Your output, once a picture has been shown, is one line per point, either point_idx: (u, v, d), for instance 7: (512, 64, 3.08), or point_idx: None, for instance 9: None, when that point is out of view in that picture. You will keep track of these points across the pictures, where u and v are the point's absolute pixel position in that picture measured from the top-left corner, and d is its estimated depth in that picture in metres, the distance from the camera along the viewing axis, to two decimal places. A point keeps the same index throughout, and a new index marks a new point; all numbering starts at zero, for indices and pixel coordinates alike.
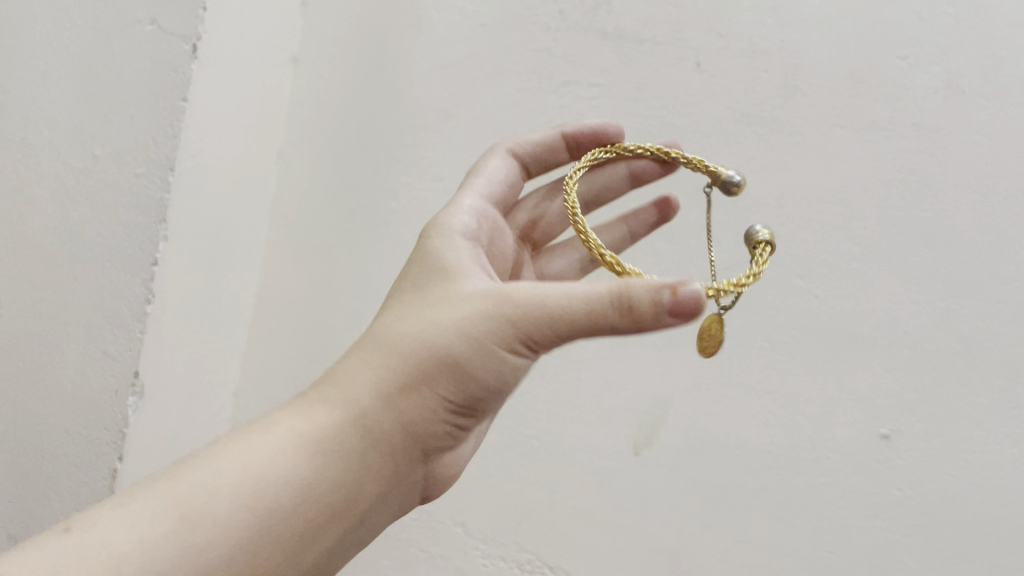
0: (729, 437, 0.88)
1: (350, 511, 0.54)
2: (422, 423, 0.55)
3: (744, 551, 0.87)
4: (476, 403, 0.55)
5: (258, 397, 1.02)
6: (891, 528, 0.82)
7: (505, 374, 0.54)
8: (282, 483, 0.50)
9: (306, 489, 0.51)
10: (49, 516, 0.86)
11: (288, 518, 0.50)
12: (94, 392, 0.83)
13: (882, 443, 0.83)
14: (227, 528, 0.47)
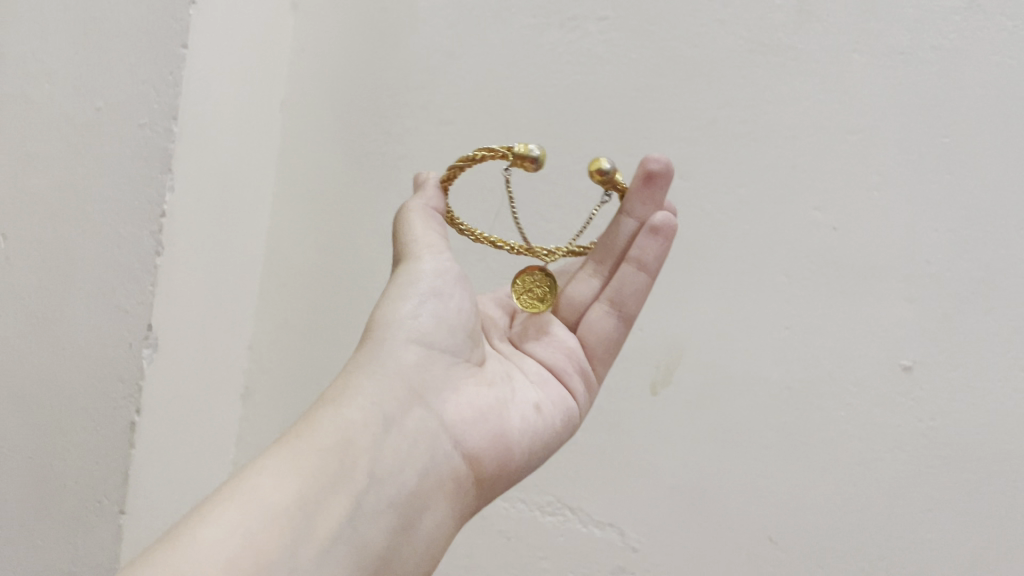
0: (748, 373, 0.87)
1: (354, 461, 0.52)
2: (387, 371, 0.57)
3: (764, 487, 0.86)
4: (423, 325, 0.60)
5: (274, 351, 1.02)
6: (914, 459, 0.82)
7: (426, 283, 0.62)
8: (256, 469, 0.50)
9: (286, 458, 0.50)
10: (66, 473, 0.86)
11: (278, 485, 0.49)
12: (109, 346, 0.83)
13: (903, 374, 0.82)
14: (210, 528, 0.45)
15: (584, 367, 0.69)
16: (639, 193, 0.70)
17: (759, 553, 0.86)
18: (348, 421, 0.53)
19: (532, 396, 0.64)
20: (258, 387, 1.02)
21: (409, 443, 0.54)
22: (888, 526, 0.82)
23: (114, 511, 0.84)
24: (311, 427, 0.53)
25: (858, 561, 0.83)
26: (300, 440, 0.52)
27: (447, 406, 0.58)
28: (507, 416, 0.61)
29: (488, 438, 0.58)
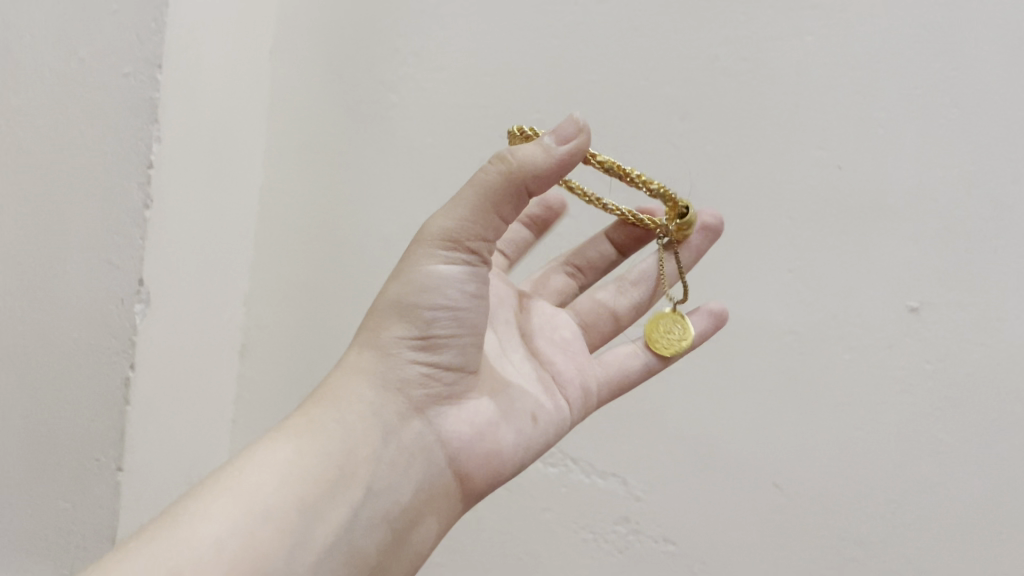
0: (752, 318, 0.85)
1: (348, 478, 0.54)
2: (389, 381, 0.58)
3: (769, 433, 0.85)
4: (434, 336, 0.58)
5: (269, 305, 1.00)
6: (920, 402, 0.80)
7: (449, 291, 0.58)
8: (256, 467, 0.53)
9: (284, 467, 0.53)
10: (61, 431, 0.85)
11: (275, 495, 0.51)
12: (101, 301, 0.82)
13: (910, 316, 0.80)
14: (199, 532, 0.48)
15: (589, 382, 0.68)
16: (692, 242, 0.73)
17: (763, 500, 0.85)
18: (348, 432, 0.56)
19: (533, 408, 0.64)
20: (256, 344, 1.01)
21: (405, 459, 0.57)
22: (894, 470, 0.81)
23: (112, 468, 0.83)
24: (313, 433, 0.55)
25: (862, 505, 0.82)
26: (301, 443, 0.55)
27: (444, 420, 0.60)
28: (504, 436, 0.62)
29: (481, 454, 0.60)
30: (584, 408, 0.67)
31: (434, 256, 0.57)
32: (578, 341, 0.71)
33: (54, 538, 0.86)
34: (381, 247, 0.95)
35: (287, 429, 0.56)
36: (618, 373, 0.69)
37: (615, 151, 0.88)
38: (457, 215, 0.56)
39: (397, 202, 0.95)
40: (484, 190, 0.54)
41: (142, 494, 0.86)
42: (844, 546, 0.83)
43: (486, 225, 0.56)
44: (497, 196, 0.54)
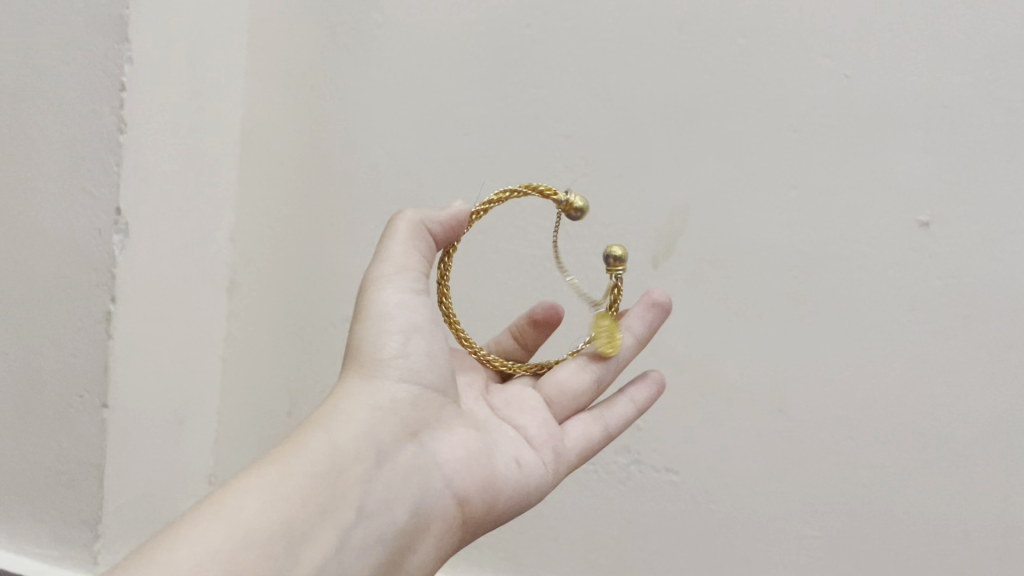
0: (756, 239, 0.81)
1: (342, 497, 0.52)
2: (379, 403, 0.57)
3: (775, 358, 0.82)
4: (412, 361, 0.59)
5: (256, 240, 0.95)
6: (930, 321, 0.78)
7: (410, 317, 0.60)
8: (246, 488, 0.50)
9: (275, 484, 0.50)
10: (43, 369, 0.82)
11: (266, 512, 0.49)
12: (79, 234, 0.79)
13: (920, 231, 0.77)
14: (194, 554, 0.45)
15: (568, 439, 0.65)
16: (646, 317, 0.70)
17: (769, 426, 0.83)
18: (339, 451, 0.54)
19: (516, 450, 0.62)
20: (246, 281, 0.96)
21: (398, 483, 0.55)
22: (903, 391, 0.79)
23: (97, 405, 0.81)
24: (301, 455, 0.53)
25: (868, 428, 0.80)
26: (291, 465, 0.52)
27: (435, 450, 0.58)
28: (495, 463, 0.60)
29: (474, 485, 0.58)
30: (560, 466, 0.64)
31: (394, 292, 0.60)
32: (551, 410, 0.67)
33: (42, 478, 0.84)
34: (368, 175, 0.91)
35: (274, 455, 0.53)
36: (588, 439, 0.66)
37: (612, 65, 0.83)
38: (388, 254, 0.62)
39: (382, 129, 0.90)
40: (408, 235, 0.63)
41: (130, 433, 0.85)
42: (852, 470, 0.81)
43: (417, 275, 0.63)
44: (417, 249, 0.63)
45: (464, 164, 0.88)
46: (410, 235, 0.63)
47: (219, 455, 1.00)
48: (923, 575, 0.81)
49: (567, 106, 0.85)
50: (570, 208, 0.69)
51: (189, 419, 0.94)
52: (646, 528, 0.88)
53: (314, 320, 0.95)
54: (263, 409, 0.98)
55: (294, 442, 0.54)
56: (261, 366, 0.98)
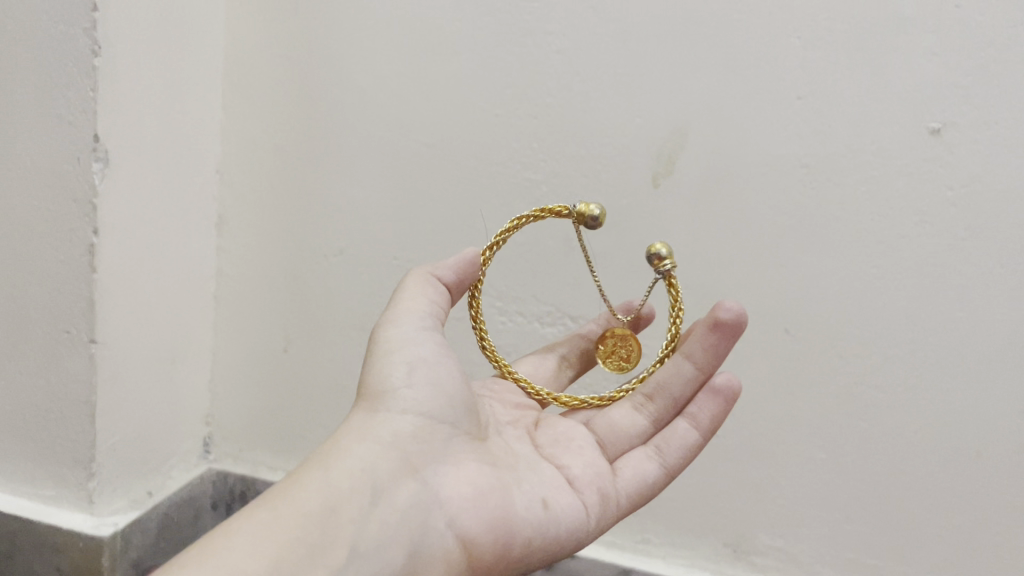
0: (760, 153, 0.78)
1: (333, 532, 0.51)
2: (383, 437, 0.56)
3: (780, 277, 0.79)
4: (416, 392, 0.58)
5: (244, 172, 0.92)
6: (940, 234, 0.75)
7: (418, 350, 0.60)
8: (236, 523, 0.50)
9: (264, 518, 0.50)
10: (28, 306, 0.80)
11: (249, 543, 0.48)
12: (58, 166, 0.76)
13: (931, 138, 0.74)
14: None
15: (604, 481, 0.62)
16: (704, 340, 0.66)
17: (774, 348, 0.80)
18: (335, 486, 0.53)
19: (539, 487, 0.60)
20: (234, 214, 0.94)
21: (398, 518, 0.53)
22: (912, 307, 0.76)
23: (84, 341, 0.78)
24: (297, 490, 0.52)
25: (877, 347, 0.78)
26: (285, 501, 0.52)
27: (445, 485, 0.56)
28: (512, 497, 0.58)
29: (489, 520, 0.56)
30: (599, 505, 0.61)
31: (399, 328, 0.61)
32: (595, 449, 0.65)
33: (33, 418, 0.83)
34: (356, 102, 0.87)
35: (273, 491, 0.53)
36: (635, 479, 0.63)
37: None
38: (401, 300, 0.63)
39: (369, 52, 0.86)
40: (414, 280, 0.64)
41: (120, 370, 0.83)
42: (860, 390, 0.79)
43: (430, 311, 0.63)
44: (428, 291, 0.64)
45: (454, 85, 0.84)
46: (419, 280, 0.64)
47: (217, 392, 0.99)
48: (935, 497, 0.79)
49: (560, 20, 0.81)
50: (585, 217, 0.71)
51: (182, 358, 0.92)
52: None
53: (305, 254, 0.92)
54: (258, 346, 0.96)
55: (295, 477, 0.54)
56: (251, 303, 0.95)
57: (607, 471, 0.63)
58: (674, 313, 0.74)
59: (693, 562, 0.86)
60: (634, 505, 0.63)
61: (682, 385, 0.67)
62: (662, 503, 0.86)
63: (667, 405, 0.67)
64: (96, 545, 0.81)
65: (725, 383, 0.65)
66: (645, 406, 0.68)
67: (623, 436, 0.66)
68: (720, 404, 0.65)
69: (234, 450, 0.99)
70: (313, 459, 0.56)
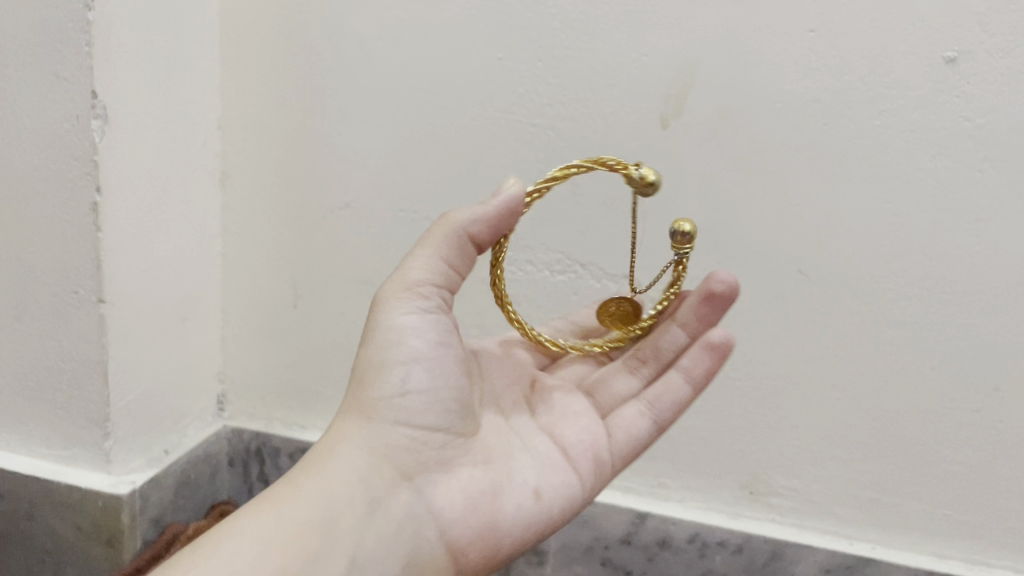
0: (770, 90, 0.76)
1: (329, 547, 0.53)
2: (377, 445, 0.58)
3: (793, 216, 0.78)
4: (413, 395, 0.59)
5: (246, 125, 0.91)
6: (957, 167, 0.73)
7: (416, 346, 0.60)
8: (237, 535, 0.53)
9: (263, 534, 0.53)
10: (35, 267, 0.80)
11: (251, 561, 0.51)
12: (56, 123, 0.75)
13: (947, 69, 0.72)
14: None
15: (598, 447, 0.65)
16: (698, 308, 0.68)
17: (787, 288, 0.79)
18: (330, 501, 0.55)
19: (533, 475, 0.62)
20: (237, 170, 0.93)
21: (389, 534, 0.56)
22: (929, 242, 0.75)
23: (92, 300, 0.78)
24: (294, 502, 0.55)
25: (893, 284, 0.77)
26: (283, 514, 0.54)
27: (433, 492, 0.59)
28: (503, 490, 0.60)
29: (477, 528, 0.59)
30: (592, 481, 0.64)
31: (397, 315, 0.60)
32: (591, 412, 0.67)
33: (45, 380, 0.83)
34: (356, 51, 0.86)
35: (272, 499, 0.56)
36: (629, 443, 0.66)
37: None
38: (409, 269, 0.61)
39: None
40: (431, 245, 0.60)
41: (130, 329, 0.82)
42: (876, 329, 0.78)
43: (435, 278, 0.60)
44: (441, 250, 0.60)
45: (455, 30, 0.82)
46: (435, 238, 0.60)
47: (228, 349, 0.99)
48: (953, 434, 0.78)
49: None
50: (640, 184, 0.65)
51: (191, 316, 0.91)
52: None
53: (310, 207, 0.91)
54: (267, 302, 0.95)
55: (293, 485, 0.57)
56: (258, 260, 0.94)
57: (601, 436, 0.65)
58: (672, 289, 0.71)
59: (709, 505, 0.86)
60: (626, 460, 0.66)
61: (674, 347, 0.70)
62: (677, 446, 0.86)
63: (659, 368, 0.70)
64: (115, 503, 0.81)
65: (714, 345, 0.67)
66: (639, 369, 0.70)
67: (614, 395, 0.69)
68: (709, 363, 0.67)
69: (248, 407, 1.00)
70: (311, 465, 0.58)
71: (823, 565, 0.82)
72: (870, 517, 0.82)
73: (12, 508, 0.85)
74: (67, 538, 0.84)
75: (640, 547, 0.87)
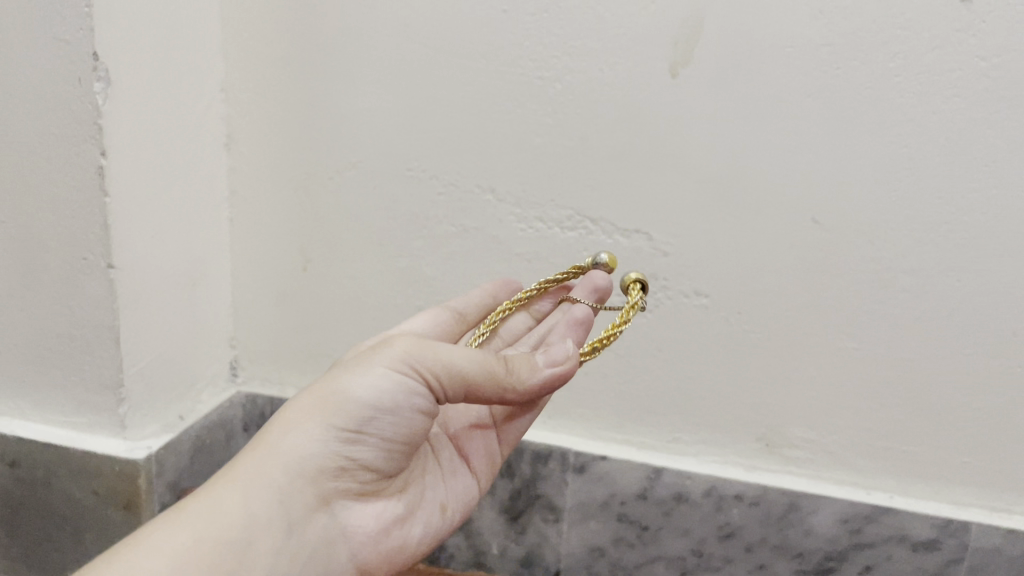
0: (781, 35, 0.74)
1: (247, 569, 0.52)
2: (315, 473, 0.56)
3: (805, 163, 0.77)
4: (371, 443, 0.58)
5: (249, 88, 0.90)
6: (973, 108, 0.72)
7: (398, 407, 0.57)
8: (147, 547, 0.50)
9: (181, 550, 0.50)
10: (43, 234, 0.79)
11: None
12: (59, 86, 0.75)
13: (962, 8, 0.70)
14: None
15: (492, 459, 0.71)
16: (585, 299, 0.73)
17: (802, 237, 0.78)
18: (252, 519, 0.53)
19: (438, 495, 0.66)
20: (242, 133, 0.92)
21: (305, 561, 0.56)
22: (945, 187, 0.74)
23: (102, 266, 0.78)
24: (212, 515, 0.53)
25: (909, 230, 0.75)
26: (198, 529, 0.52)
27: (352, 515, 0.60)
28: (411, 516, 0.64)
29: (384, 554, 0.62)
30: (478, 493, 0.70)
31: (395, 377, 0.57)
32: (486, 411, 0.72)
33: (58, 347, 0.83)
34: (357, 8, 0.84)
35: (185, 507, 0.53)
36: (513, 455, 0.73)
37: None
38: (445, 354, 0.58)
39: None
40: (487, 366, 0.58)
41: (140, 295, 0.82)
42: (892, 276, 0.77)
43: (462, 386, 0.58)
44: (487, 369, 0.58)
45: None
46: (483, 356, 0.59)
47: (239, 316, 0.98)
48: (971, 380, 0.77)
49: None
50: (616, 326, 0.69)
51: (201, 281, 0.91)
52: (677, 355, 0.85)
53: (317, 168, 0.90)
54: (277, 266, 0.95)
55: (210, 494, 0.54)
56: (266, 224, 0.94)
57: (494, 448, 0.71)
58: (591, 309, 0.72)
59: (725, 459, 0.86)
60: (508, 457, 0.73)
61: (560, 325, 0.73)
62: (692, 401, 0.86)
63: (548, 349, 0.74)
64: (131, 468, 0.82)
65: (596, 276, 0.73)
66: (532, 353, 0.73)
67: None
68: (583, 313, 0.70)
69: (260, 372, 1.00)
70: (232, 472, 0.55)
71: (841, 516, 0.82)
72: (888, 467, 0.82)
73: (29, 475, 0.85)
74: (84, 503, 0.84)
75: (656, 502, 0.87)
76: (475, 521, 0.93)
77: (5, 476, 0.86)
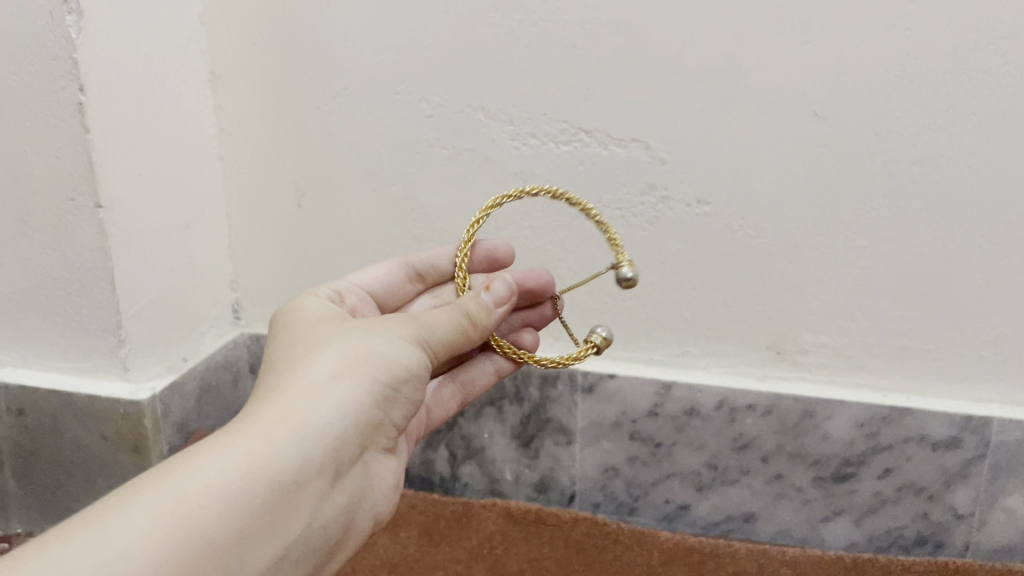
0: None
1: (296, 507, 0.50)
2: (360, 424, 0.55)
3: (805, 54, 0.73)
4: (400, 401, 0.58)
5: (230, 22, 0.88)
6: None
7: (419, 372, 0.59)
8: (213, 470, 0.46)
9: (249, 479, 0.47)
10: (28, 175, 0.78)
11: (232, 508, 0.46)
12: (30, 21, 0.73)
13: None
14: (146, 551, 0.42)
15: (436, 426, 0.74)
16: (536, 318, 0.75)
17: (805, 132, 0.75)
18: (311, 461, 0.51)
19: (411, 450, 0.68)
20: (227, 70, 0.90)
21: (335, 506, 0.55)
22: (952, 71, 0.71)
23: (90, 206, 0.77)
24: (276, 450, 0.49)
25: (916, 119, 0.72)
26: (265, 463, 0.48)
27: (368, 466, 0.59)
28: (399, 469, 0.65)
29: (389, 503, 0.62)
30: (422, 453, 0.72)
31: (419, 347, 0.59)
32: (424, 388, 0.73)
33: (55, 292, 0.82)
34: None
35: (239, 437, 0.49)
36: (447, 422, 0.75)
37: None
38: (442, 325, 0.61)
39: None
40: (467, 327, 0.62)
41: (132, 235, 0.81)
42: (900, 168, 0.74)
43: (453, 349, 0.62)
44: (463, 327, 0.62)
45: None
46: (464, 313, 0.63)
47: (238, 259, 0.97)
48: (987, 270, 0.75)
49: None
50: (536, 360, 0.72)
51: (196, 222, 0.90)
52: (682, 267, 0.83)
53: (303, 101, 0.88)
54: (271, 203, 0.93)
55: (266, 425, 0.50)
56: (258, 162, 0.92)
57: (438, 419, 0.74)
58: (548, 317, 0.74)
59: (736, 371, 0.84)
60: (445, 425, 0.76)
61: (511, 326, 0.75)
62: (700, 313, 0.84)
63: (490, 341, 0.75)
64: (137, 409, 0.81)
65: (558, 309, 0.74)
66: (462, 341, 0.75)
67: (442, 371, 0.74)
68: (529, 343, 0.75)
69: (264, 314, 0.98)
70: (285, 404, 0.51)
71: (857, 420, 0.80)
72: (905, 368, 0.80)
73: (36, 424, 0.85)
74: (94, 447, 0.84)
75: (670, 418, 0.85)
76: (488, 448, 0.92)
77: (13, 426, 0.86)
